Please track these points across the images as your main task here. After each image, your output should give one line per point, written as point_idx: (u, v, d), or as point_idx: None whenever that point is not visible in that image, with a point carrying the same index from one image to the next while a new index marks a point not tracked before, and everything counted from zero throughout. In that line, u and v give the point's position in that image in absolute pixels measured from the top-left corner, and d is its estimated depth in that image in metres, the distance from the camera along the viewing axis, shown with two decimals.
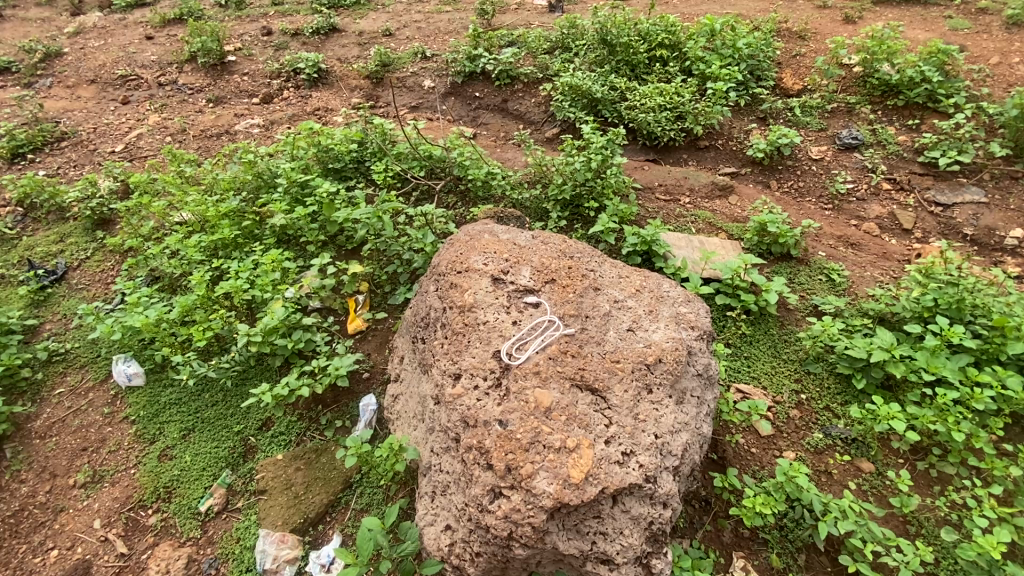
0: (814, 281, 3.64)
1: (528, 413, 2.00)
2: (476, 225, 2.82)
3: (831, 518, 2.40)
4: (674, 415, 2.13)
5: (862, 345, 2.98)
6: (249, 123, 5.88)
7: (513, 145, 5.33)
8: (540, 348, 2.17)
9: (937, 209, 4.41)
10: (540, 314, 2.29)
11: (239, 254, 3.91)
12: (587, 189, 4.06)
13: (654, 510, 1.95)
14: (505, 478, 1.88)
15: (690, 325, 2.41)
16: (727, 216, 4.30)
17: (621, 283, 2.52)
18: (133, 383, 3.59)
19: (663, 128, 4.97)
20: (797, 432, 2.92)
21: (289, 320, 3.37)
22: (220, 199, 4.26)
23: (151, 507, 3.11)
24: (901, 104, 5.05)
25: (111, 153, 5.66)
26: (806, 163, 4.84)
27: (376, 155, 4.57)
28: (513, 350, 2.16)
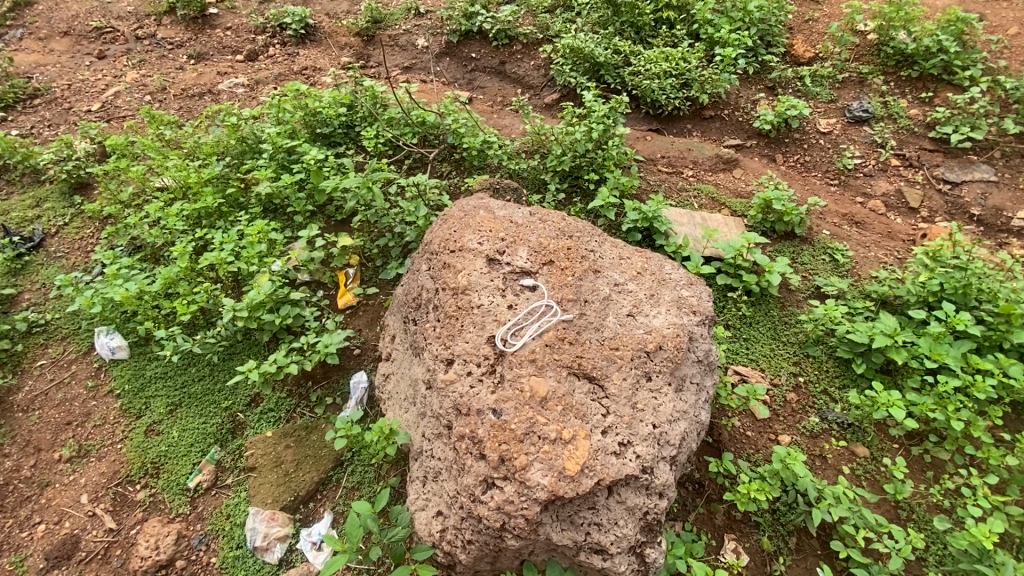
0: (817, 260, 3.56)
1: (523, 402, 1.92)
2: (471, 201, 2.67)
3: (825, 505, 2.39)
4: (673, 404, 2.08)
5: (864, 329, 2.92)
6: (233, 82, 5.58)
7: (511, 111, 5.10)
8: (536, 334, 2.07)
9: (945, 187, 4.30)
10: (540, 301, 2.16)
11: (224, 224, 3.74)
12: (587, 160, 3.89)
13: (649, 500, 1.92)
14: (499, 469, 1.83)
15: (692, 310, 2.33)
16: (731, 191, 4.16)
17: (622, 265, 2.42)
18: (117, 356, 3.50)
19: (668, 96, 4.77)
20: (794, 416, 2.89)
21: (276, 294, 3.26)
22: (203, 165, 4.06)
23: (139, 482, 3.08)
24: (915, 76, 4.85)
25: (87, 112, 5.38)
26: (814, 136, 4.67)
27: (367, 120, 4.36)
28: (508, 337, 2.06)
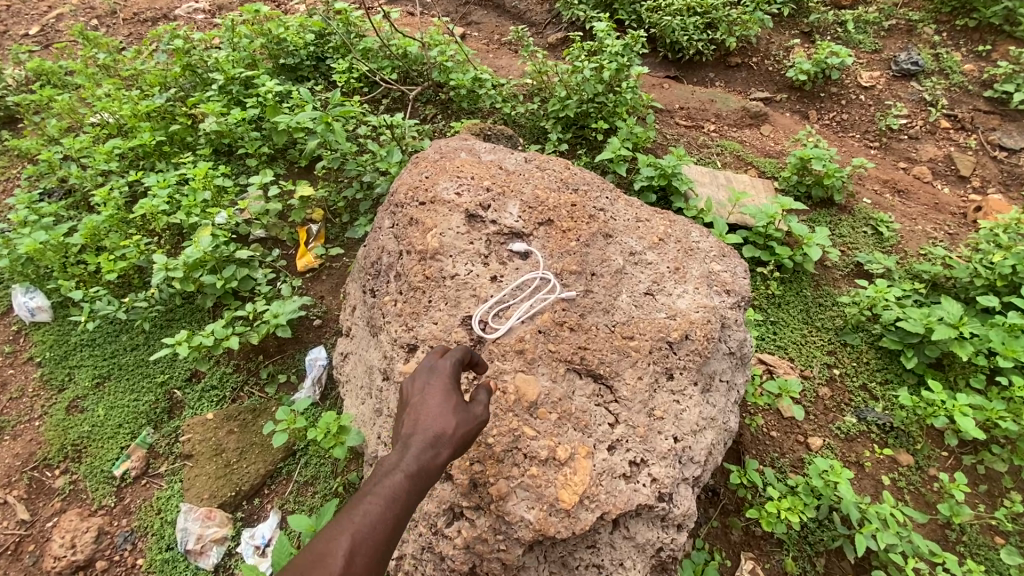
0: (858, 233, 3.05)
1: (505, 408, 1.45)
2: (451, 142, 2.13)
3: (870, 529, 1.97)
4: (699, 410, 1.61)
5: (919, 316, 2.45)
6: (192, 7, 4.84)
7: (509, 50, 4.45)
8: (524, 317, 1.58)
9: (1002, 154, 3.71)
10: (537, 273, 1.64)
11: (164, 167, 3.17)
12: (596, 106, 3.30)
13: (665, 536, 1.47)
14: (469, 496, 1.38)
15: (724, 289, 1.84)
16: (758, 149, 3.60)
17: (639, 229, 1.91)
18: (38, 319, 2.97)
19: (690, 38, 4.14)
20: (827, 415, 2.45)
21: (218, 252, 2.74)
22: (143, 96, 3.45)
23: (58, 467, 2.60)
24: (972, 26, 4.23)
25: (24, 36, 4.65)
26: (853, 90, 4.07)
27: (340, 51, 3.73)
28: (490, 318, 1.58)
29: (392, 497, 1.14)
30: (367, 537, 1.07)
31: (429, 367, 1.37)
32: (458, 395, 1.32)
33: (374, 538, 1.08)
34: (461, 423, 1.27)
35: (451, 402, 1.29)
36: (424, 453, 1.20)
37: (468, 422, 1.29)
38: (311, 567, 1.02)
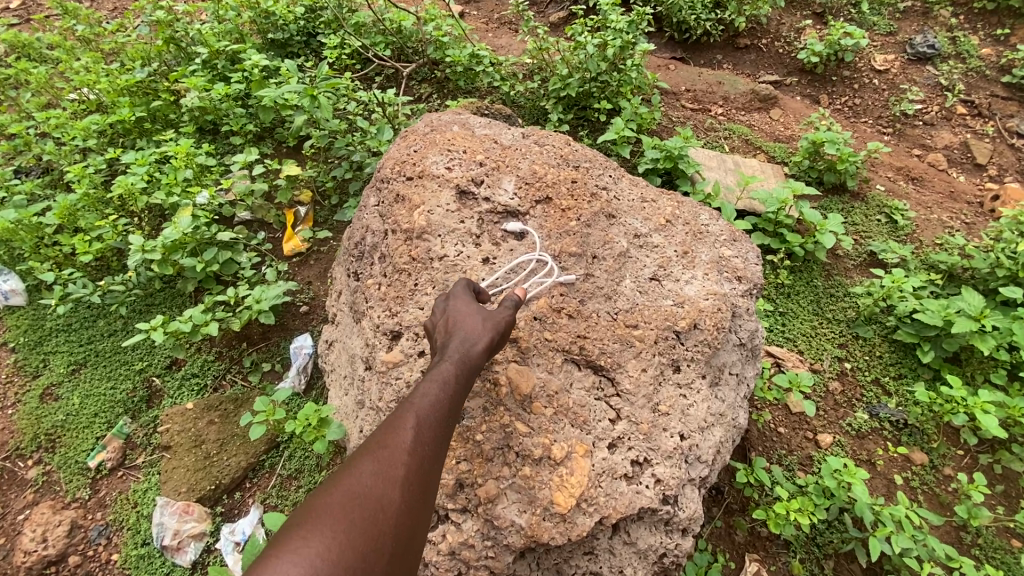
0: (871, 221, 2.91)
1: (495, 401, 1.33)
2: (443, 115, 1.98)
3: (884, 532, 1.85)
4: (707, 405, 1.49)
5: (937, 307, 2.32)
6: None
7: (509, 29, 4.27)
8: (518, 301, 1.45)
9: (1020, 141, 3.56)
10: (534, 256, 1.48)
11: (145, 144, 3.01)
12: (599, 85, 3.14)
13: (669, 541, 1.35)
14: (455, 498, 1.26)
15: (735, 275, 1.71)
16: (767, 134, 3.45)
17: (645, 210, 1.78)
18: (11, 303, 2.83)
19: (698, 18, 3.98)
20: (838, 411, 2.33)
21: (199, 234, 2.60)
22: (123, 70, 3.28)
23: (31, 458, 2.47)
24: (991, 9, 4.06)
25: None
26: (867, 74, 3.91)
27: (331, 25, 3.56)
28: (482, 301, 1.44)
29: (446, 384, 1.15)
30: (429, 417, 1.09)
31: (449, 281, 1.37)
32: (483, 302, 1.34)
33: (435, 419, 1.09)
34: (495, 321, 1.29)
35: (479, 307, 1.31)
36: (464, 345, 1.20)
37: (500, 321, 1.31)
38: (381, 444, 1.03)
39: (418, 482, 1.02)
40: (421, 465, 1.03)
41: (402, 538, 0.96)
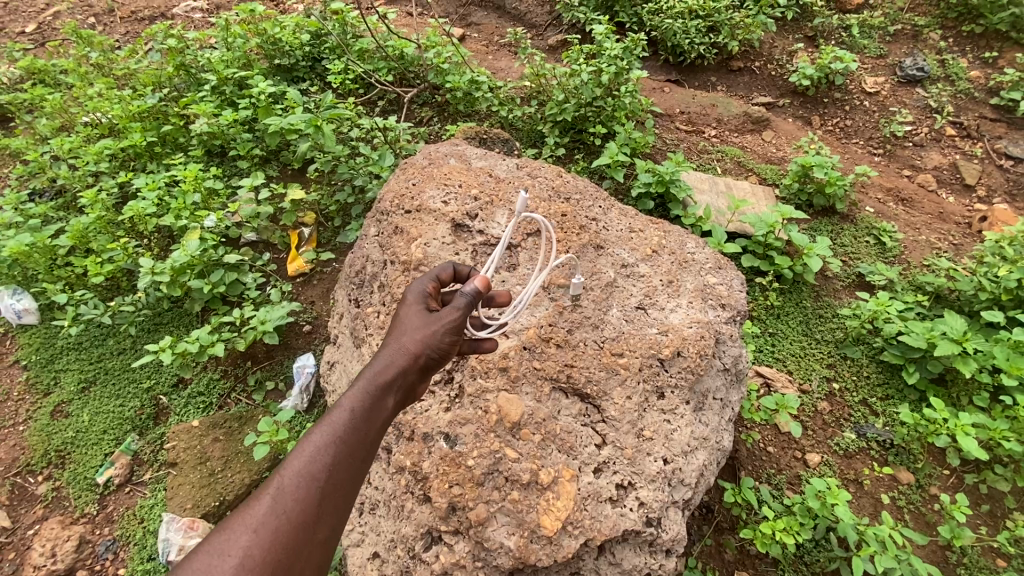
0: (860, 242, 2.99)
1: (487, 428, 1.42)
2: (437, 147, 2.12)
3: (868, 552, 1.89)
4: (691, 429, 1.56)
5: (921, 330, 2.39)
6: (189, 5, 4.77)
7: (508, 52, 4.39)
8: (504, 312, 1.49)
9: (1008, 162, 3.63)
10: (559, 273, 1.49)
11: (155, 168, 3.13)
12: (594, 110, 3.24)
13: (653, 562, 1.41)
14: (447, 520, 1.34)
15: (720, 303, 1.79)
16: (759, 155, 3.54)
17: (633, 240, 1.90)
18: (25, 321, 2.92)
19: (691, 41, 4.06)
20: (826, 430, 2.38)
21: (206, 256, 2.70)
22: (135, 95, 3.41)
23: (42, 473, 2.54)
24: (978, 32, 4.15)
25: (21, 34, 4.62)
26: (857, 96, 3.99)
27: (336, 51, 3.70)
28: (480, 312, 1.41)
29: (343, 423, 1.13)
30: (314, 463, 1.06)
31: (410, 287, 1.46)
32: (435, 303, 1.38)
33: (321, 466, 1.07)
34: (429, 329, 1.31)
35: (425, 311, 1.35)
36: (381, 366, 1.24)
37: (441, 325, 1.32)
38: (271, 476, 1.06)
39: (286, 544, 0.98)
40: (296, 521, 1.00)
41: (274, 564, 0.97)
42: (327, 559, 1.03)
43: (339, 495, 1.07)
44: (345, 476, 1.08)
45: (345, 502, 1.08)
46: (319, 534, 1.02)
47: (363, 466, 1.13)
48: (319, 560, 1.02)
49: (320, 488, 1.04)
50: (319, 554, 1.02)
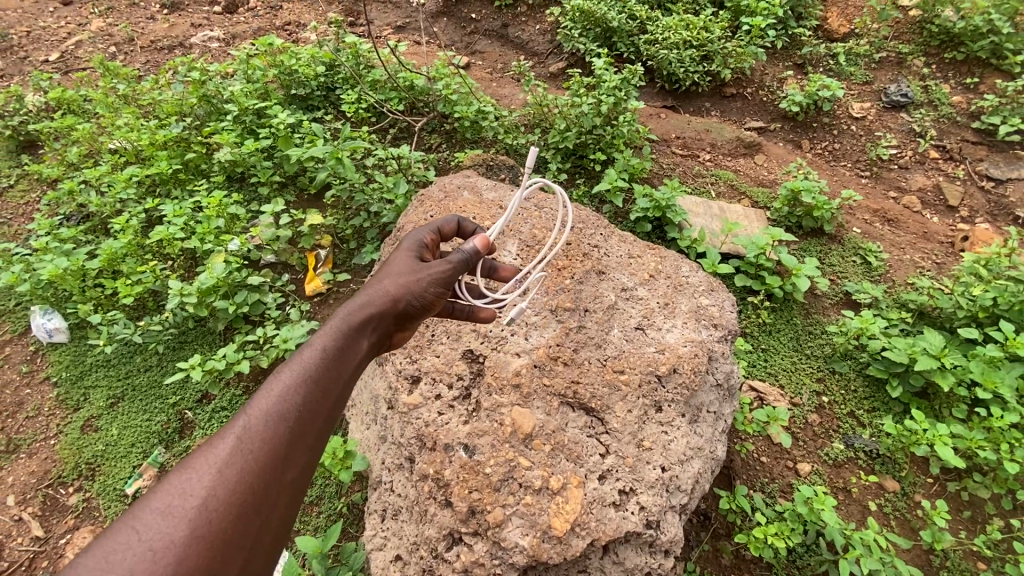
0: (847, 262, 3.16)
1: (501, 440, 1.59)
2: (455, 177, 2.42)
3: (854, 555, 2.03)
4: (687, 440, 1.71)
5: (903, 346, 2.55)
6: (207, 35, 4.99)
7: (511, 79, 4.60)
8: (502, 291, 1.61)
9: (989, 184, 3.77)
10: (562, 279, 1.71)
11: (180, 194, 3.32)
12: (594, 137, 3.44)
13: (653, 561, 1.55)
14: (467, 522, 1.49)
15: (712, 323, 1.97)
16: (752, 178, 3.73)
17: (632, 265, 2.11)
18: (55, 339, 3.08)
19: (686, 70, 4.25)
20: (816, 441, 2.52)
21: (231, 278, 2.88)
22: (160, 125, 3.61)
23: (73, 485, 2.67)
24: (960, 59, 4.30)
25: (45, 62, 4.80)
26: (845, 121, 4.16)
27: (349, 81, 3.91)
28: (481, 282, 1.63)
29: (304, 373, 1.27)
30: (278, 409, 1.19)
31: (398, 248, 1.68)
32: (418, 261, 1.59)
33: (285, 411, 1.20)
34: (406, 282, 1.50)
35: (406, 267, 1.54)
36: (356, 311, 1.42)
37: (420, 278, 1.51)
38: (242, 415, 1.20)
39: (256, 472, 1.11)
40: (264, 457, 1.13)
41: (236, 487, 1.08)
42: (294, 494, 1.16)
43: (304, 437, 1.20)
44: (311, 415, 1.23)
45: (311, 442, 1.22)
46: (286, 471, 1.15)
47: (327, 410, 1.27)
48: (287, 496, 1.15)
49: (289, 425, 1.19)
50: (286, 489, 1.15)
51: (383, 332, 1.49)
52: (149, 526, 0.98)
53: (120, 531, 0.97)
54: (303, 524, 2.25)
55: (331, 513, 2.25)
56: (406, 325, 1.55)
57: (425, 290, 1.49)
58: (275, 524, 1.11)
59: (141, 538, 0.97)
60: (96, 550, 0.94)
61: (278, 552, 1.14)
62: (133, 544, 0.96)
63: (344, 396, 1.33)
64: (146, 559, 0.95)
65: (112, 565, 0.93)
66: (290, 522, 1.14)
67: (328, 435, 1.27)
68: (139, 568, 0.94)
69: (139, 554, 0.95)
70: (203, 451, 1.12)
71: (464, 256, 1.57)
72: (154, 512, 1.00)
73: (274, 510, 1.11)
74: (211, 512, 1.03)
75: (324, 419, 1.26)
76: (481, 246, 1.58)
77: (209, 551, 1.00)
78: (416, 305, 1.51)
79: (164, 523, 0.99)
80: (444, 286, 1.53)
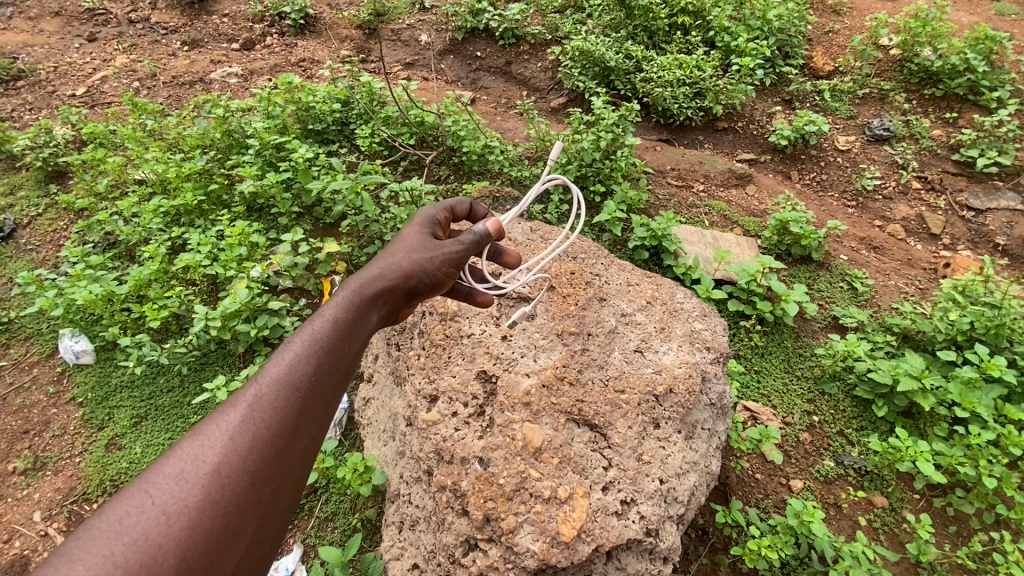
0: (835, 288, 3.34)
1: (513, 453, 1.75)
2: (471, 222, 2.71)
3: (843, 566, 2.15)
4: (682, 454, 1.86)
5: (888, 368, 2.70)
6: (226, 72, 5.25)
7: (515, 114, 4.85)
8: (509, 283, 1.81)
9: (969, 214, 3.94)
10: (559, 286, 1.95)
11: (203, 223, 3.52)
12: (594, 170, 3.65)
13: (652, 567, 1.69)
14: (483, 529, 1.65)
15: (705, 346, 2.13)
16: (743, 209, 3.93)
17: (631, 292, 2.28)
18: (82, 361, 3.23)
19: (680, 106, 4.48)
20: (807, 459, 2.65)
21: (253, 303, 3.05)
22: (185, 158, 3.83)
23: (96, 501, 2.77)
24: (939, 95, 4.46)
25: (71, 96, 5.02)
26: (831, 154, 4.33)
27: (363, 117, 4.15)
28: (485, 267, 1.84)
29: (308, 350, 1.40)
30: (282, 385, 1.33)
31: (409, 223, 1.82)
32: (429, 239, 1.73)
33: (289, 387, 1.33)
34: (414, 260, 1.65)
35: (417, 246, 1.69)
36: (366, 289, 1.56)
37: (429, 257, 1.66)
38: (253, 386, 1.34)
39: (268, 441, 1.26)
40: (274, 428, 1.27)
41: (247, 454, 1.22)
42: (299, 463, 1.30)
43: (308, 412, 1.34)
44: (319, 387, 1.37)
45: (315, 415, 1.35)
46: (291, 443, 1.29)
47: (330, 385, 1.40)
48: (297, 463, 1.30)
49: (298, 396, 1.33)
50: (291, 459, 1.28)
51: (391, 307, 1.64)
52: (162, 491, 1.13)
53: (136, 495, 1.11)
54: (318, 539, 2.35)
55: (346, 528, 2.36)
56: (414, 299, 1.71)
57: (436, 269, 1.64)
58: (281, 491, 1.25)
59: (155, 502, 1.11)
60: (114, 512, 1.09)
61: (284, 515, 1.28)
62: (148, 506, 1.11)
63: (348, 370, 1.47)
64: (160, 521, 1.09)
65: (127, 526, 1.07)
66: (300, 486, 1.29)
67: (331, 408, 1.40)
68: (153, 529, 1.08)
69: (155, 515, 1.10)
70: (210, 425, 1.26)
71: (475, 237, 1.73)
72: (167, 479, 1.14)
73: (283, 477, 1.26)
74: (223, 478, 1.18)
75: (329, 392, 1.40)
76: (491, 230, 1.74)
77: (218, 515, 1.14)
78: (424, 282, 1.66)
79: (176, 488, 1.13)
80: (451, 264, 1.69)
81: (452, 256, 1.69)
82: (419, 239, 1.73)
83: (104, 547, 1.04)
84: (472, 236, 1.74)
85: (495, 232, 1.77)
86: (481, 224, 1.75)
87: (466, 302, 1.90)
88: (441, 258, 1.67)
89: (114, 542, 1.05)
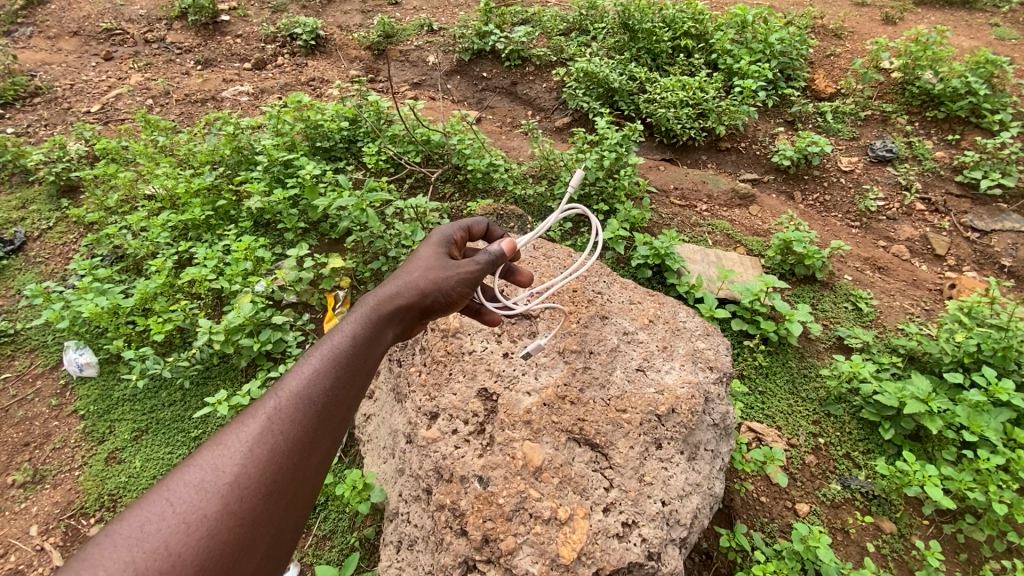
0: (839, 308, 3.32)
1: (513, 472, 1.76)
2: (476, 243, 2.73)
3: None
4: (685, 475, 1.85)
5: (894, 390, 2.66)
6: (238, 90, 5.37)
7: (520, 133, 4.92)
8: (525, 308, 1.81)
9: (973, 235, 3.93)
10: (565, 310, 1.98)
11: (210, 238, 3.56)
12: (597, 189, 3.67)
13: None
14: (482, 550, 1.65)
15: (708, 366, 2.13)
16: (746, 228, 3.94)
17: (633, 311, 2.29)
18: (85, 374, 3.23)
19: (683, 126, 4.51)
20: (813, 482, 2.61)
21: (256, 317, 3.06)
22: (194, 174, 3.89)
23: (94, 516, 2.75)
24: (941, 117, 4.48)
25: (86, 113, 5.12)
26: (834, 174, 4.34)
27: (370, 135, 4.21)
28: (496, 286, 1.83)
29: (325, 364, 1.39)
30: (299, 399, 1.32)
31: (425, 241, 1.81)
32: (445, 257, 1.73)
33: (306, 401, 1.32)
34: (431, 278, 1.65)
35: (435, 263, 1.69)
36: (383, 305, 1.57)
37: (446, 275, 1.66)
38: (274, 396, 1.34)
39: (286, 454, 1.25)
40: (291, 441, 1.27)
41: (266, 466, 1.22)
42: (315, 479, 1.29)
43: (325, 426, 1.33)
44: (336, 401, 1.37)
45: (331, 429, 1.34)
46: (307, 458, 1.28)
47: (347, 400, 1.39)
48: (313, 477, 1.29)
49: (316, 409, 1.33)
50: (306, 474, 1.27)
51: (406, 323, 1.64)
52: (183, 500, 1.13)
53: (156, 503, 1.12)
54: (315, 558, 2.33)
55: (343, 548, 2.33)
56: (428, 317, 1.70)
57: (452, 287, 1.65)
58: (296, 504, 1.24)
59: (175, 510, 1.12)
60: (134, 519, 1.09)
61: (298, 531, 1.26)
62: (168, 515, 1.11)
63: (363, 386, 1.46)
64: (179, 529, 1.10)
65: (148, 533, 1.08)
66: (314, 501, 1.28)
67: (346, 423, 1.39)
68: (173, 538, 1.08)
69: (174, 524, 1.10)
70: (229, 436, 1.25)
71: (489, 257, 1.73)
72: (187, 488, 1.15)
73: (300, 491, 1.25)
74: (241, 489, 1.17)
75: (346, 407, 1.40)
76: (506, 251, 1.73)
77: (235, 526, 1.14)
78: (439, 300, 1.66)
79: (196, 497, 1.14)
80: (466, 283, 1.69)
81: (468, 274, 1.69)
82: (436, 256, 1.72)
83: (125, 553, 1.05)
84: (487, 257, 1.73)
85: (509, 252, 1.76)
86: (496, 244, 1.75)
87: (472, 318, 1.92)
88: (455, 277, 1.67)
89: (130, 551, 1.05)
